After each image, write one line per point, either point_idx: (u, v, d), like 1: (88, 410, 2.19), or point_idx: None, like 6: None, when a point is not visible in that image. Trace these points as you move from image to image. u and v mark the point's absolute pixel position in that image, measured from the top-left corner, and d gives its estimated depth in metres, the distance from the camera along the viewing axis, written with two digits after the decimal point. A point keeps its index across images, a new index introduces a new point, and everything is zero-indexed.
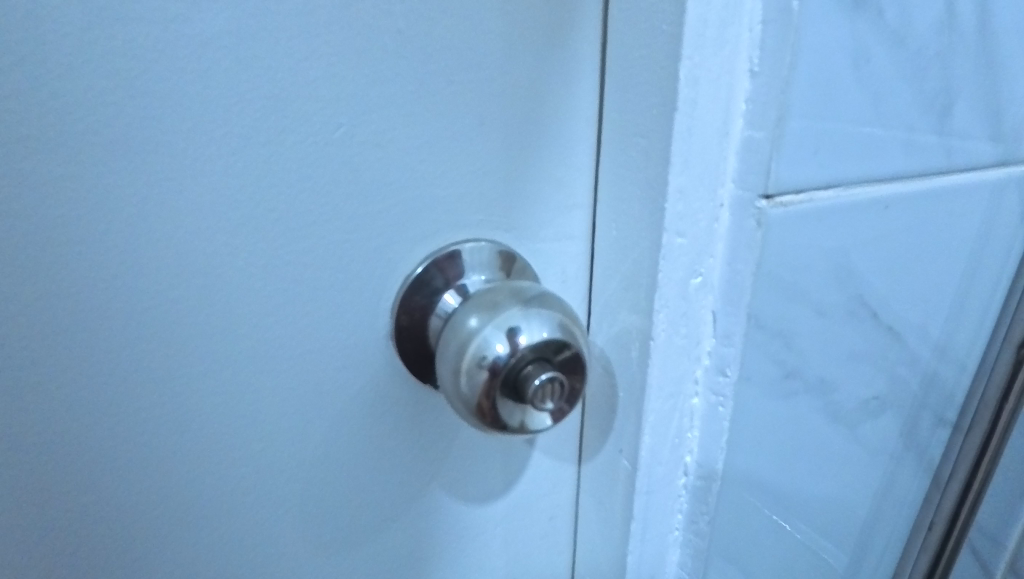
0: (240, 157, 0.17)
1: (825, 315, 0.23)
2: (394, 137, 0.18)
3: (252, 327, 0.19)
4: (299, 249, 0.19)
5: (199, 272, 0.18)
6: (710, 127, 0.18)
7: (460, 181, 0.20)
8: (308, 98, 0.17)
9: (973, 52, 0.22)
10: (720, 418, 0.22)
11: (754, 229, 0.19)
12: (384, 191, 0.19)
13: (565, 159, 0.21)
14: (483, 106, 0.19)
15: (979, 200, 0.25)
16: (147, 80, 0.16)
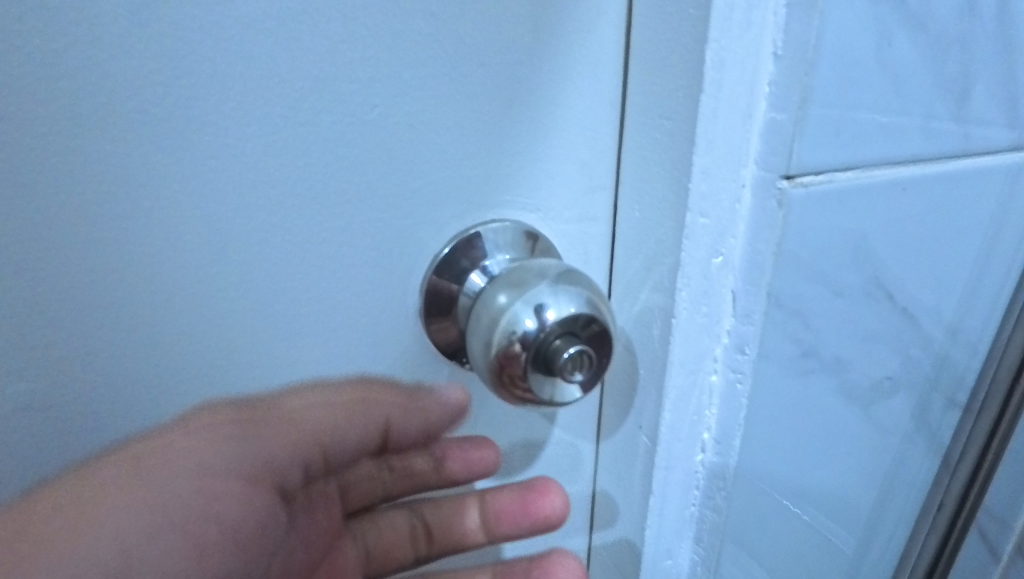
0: (280, 137, 0.18)
1: (843, 295, 0.23)
2: (425, 118, 0.19)
3: (289, 303, 0.20)
4: (334, 227, 0.19)
5: (239, 249, 0.18)
6: (735, 109, 0.18)
7: (487, 162, 0.20)
8: (345, 78, 0.18)
9: (993, 37, 0.22)
10: (738, 395, 0.23)
11: (776, 209, 0.20)
12: (415, 171, 0.19)
13: (589, 141, 0.21)
14: (510, 90, 0.20)
15: (995, 184, 0.25)
16: (193, 61, 0.16)
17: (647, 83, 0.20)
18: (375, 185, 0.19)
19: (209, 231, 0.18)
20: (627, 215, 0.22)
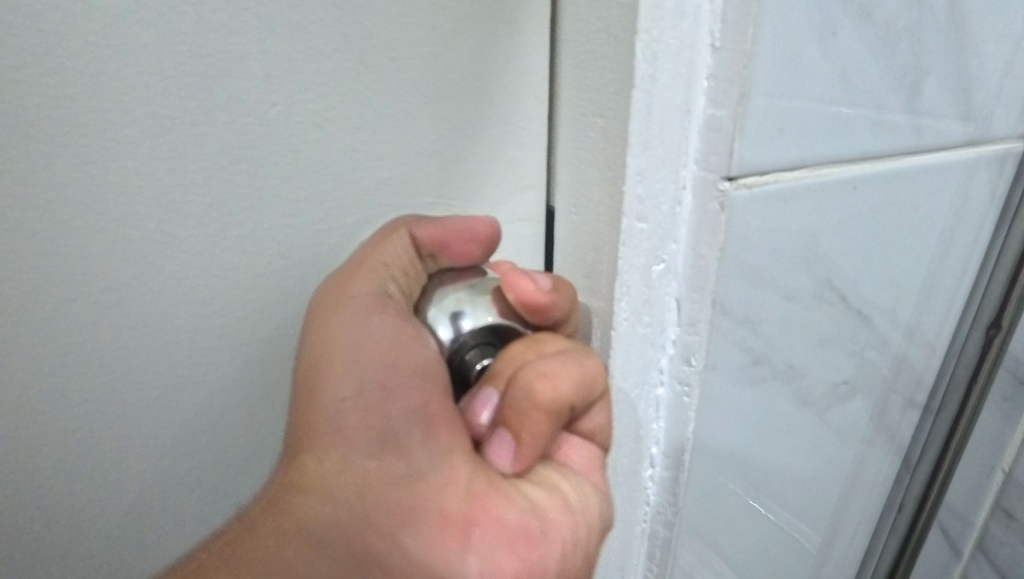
0: (165, 140, 0.16)
1: (795, 299, 0.22)
2: (347, 100, 0.17)
3: (187, 317, 0.18)
4: (235, 236, 0.18)
5: (124, 261, 0.17)
6: (670, 107, 0.17)
7: (406, 161, 0.19)
8: (239, 75, 0.16)
9: (943, 27, 0.21)
10: (686, 408, 0.21)
11: (718, 212, 0.18)
12: (324, 174, 0.18)
13: (517, 137, 0.20)
14: (439, 70, 0.18)
15: (947, 181, 0.25)
16: (55, 59, 0.15)
17: (580, 79, 0.18)
18: (289, 180, 0.18)
19: (105, 245, 0.17)
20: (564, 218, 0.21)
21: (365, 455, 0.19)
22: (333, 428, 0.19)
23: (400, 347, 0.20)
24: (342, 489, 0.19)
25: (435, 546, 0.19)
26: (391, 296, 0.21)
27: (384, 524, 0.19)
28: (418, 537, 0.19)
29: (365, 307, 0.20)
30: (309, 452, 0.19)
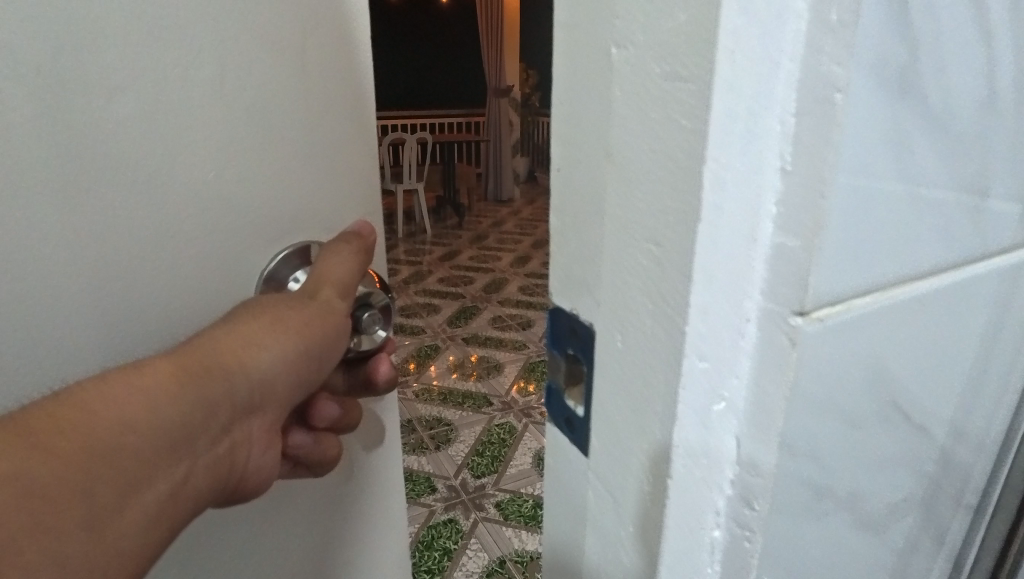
0: (150, 174, 0.25)
1: (861, 425, 0.20)
2: (256, 154, 0.28)
3: (138, 301, 0.26)
4: (182, 242, 0.27)
5: (114, 253, 0.25)
6: (730, 231, 0.15)
7: (289, 195, 0.29)
8: (199, 133, 0.26)
9: (1007, 127, 0.19)
10: (747, 555, 0.19)
11: (788, 347, 0.16)
12: (243, 203, 0.28)
13: (350, 184, 0.32)
14: (326, 140, 0.30)
15: (1002, 283, 0.23)
16: (88, 118, 0.23)
17: (618, 193, 0.17)
18: (218, 206, 0.27)
19: (102, 239, 0.25)
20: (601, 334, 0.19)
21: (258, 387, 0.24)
22: (251, 359, 0.24)
23: (335, 351, 0.28)
24: (232, 399, 0.23)
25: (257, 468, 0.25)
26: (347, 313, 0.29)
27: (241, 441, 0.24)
28: (262, 434, 0.25)
29: (338, 324, 0.28)
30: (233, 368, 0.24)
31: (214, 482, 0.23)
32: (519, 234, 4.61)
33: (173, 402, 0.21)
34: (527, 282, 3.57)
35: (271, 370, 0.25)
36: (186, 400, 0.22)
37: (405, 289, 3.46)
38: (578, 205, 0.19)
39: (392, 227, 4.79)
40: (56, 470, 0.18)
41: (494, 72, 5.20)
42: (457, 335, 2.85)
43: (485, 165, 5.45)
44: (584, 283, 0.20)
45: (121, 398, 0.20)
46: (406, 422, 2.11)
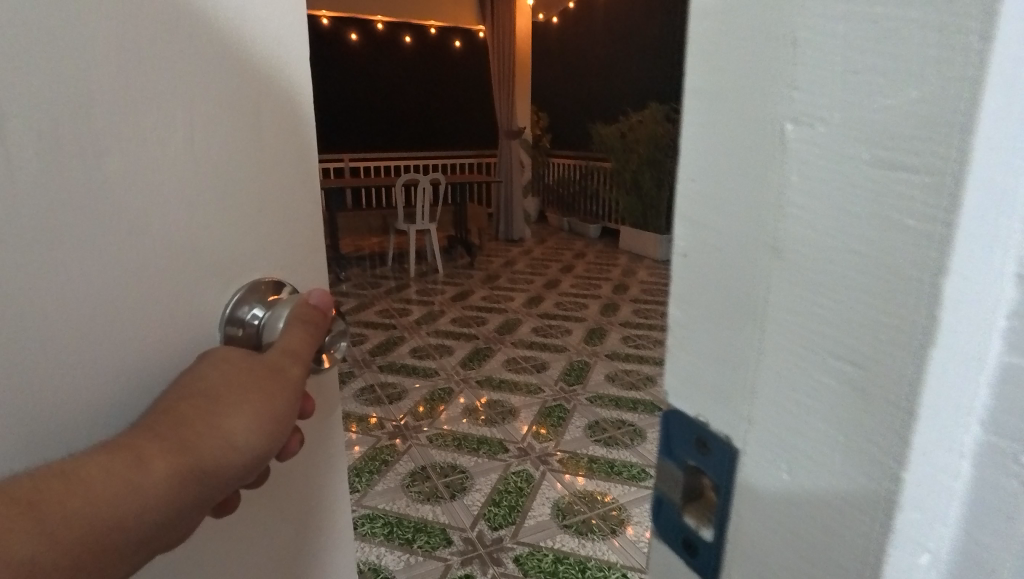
0: (120, 213, 0.41)
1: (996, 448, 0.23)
2: (185, 202, 0.45)
3: (110, 312, 0.42)
4: (138, 268, 0.43)
5: (101, 270, 0.41)
6: (964, 256, 0.21)
7: (211, 238, 0.47)
8: (146, 186, 0.42)
9: None
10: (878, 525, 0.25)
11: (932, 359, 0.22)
12: (183, 249, 0.45)
13: (250, 233, 0.50)
14: (231, 197, 0.48)
15: None
16: (80, 172, 0.39)
17: (815, 246, 0.24)
18: (166, 244, 0.44)
19: (89, 258, 0.40)
20: (810, 363, 0.25)
21: (236, 427, 0.41)
22: (223, 414, 0.41)
23: (287, 394, 0.45)
24: (213, 438, 0.40)
25: (242, 476, 0.41)
26: (290, 371, 0.46)
27: (227, 463, 0.40)
28: (245, 459, 0.41)
29: (285, 378, 0.45)
30: (204, 420, 0.40)
31: (209, 487, 0.39)
32: (531, 273, 4.61)
33: (169, 450, 0.38)
34: (540, 323, 3.56)
35: (244, 416, 0.42)
36: (176, 447, 0.38)
37: (418, 330, 3.46)
38: (777, 270, 0.26)
39: (405, 266, 4.81)
40: (98, 491, 0.35)
41: (506, 113, 5.25)
42: (471, 377, 2.84)
43: (496, 205, 5.50)
44: (779, 328, 0.26)
45: (136, 456, 0.37)
46: (421, 469, 2.08)
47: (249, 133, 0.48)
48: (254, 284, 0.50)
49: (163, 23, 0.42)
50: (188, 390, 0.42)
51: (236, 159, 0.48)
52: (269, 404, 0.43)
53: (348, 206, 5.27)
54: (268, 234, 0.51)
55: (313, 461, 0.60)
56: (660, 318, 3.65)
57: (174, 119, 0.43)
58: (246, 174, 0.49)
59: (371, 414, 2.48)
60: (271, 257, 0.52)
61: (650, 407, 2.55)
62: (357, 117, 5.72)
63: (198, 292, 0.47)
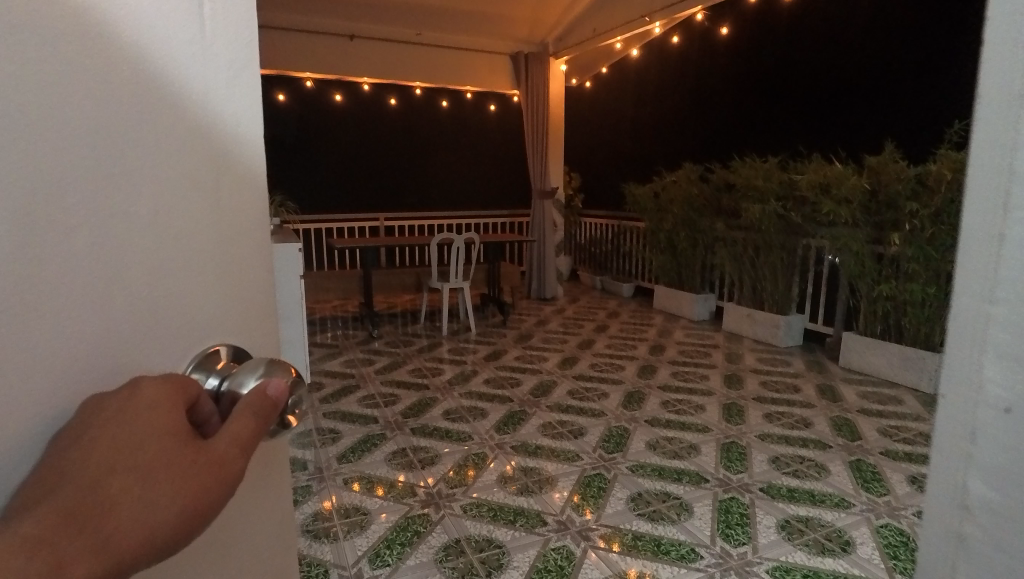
0: (96, 263, 0.36)
1: None
2: (157, 250, 0.40)
3: (68, 381, 0.35)
4: (104, 326, 0.37)
5: (68, 328, 0.35)
6: None
7: (178, 291, 0.42)
8: (121, 232, 0.38)
9: None
10: None
11: None
12: (150, 303, 0.40)
13: (216, 284, 0.45)
14: (201, 246, 0.43)
15: None
16: (57, 215, 0.34)
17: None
18: (135, 299, 0.39)
19: (57, 318, 0.34)
20: None
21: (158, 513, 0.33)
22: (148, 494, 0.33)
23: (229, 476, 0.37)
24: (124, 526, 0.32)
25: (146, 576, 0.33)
26: (237, 448, 0.38)
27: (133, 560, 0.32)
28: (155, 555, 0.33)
29: (231, 456, 0.37)
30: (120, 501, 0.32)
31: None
32: (564, 333, 4.52)
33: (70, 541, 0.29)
34: (576, 386, 3.45)
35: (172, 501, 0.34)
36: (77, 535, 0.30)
37: (451, 391, 3.38)
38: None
39: (437, 325, 4.77)
40: None
41: (540, 173, 5.29)
42: (506, 442, 2.73)
43: (529, 264, 5.48)
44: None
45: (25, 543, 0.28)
46: (455, 542, 1.97)
47: (221, 179, 0.44)
48: (207, 354, 0.44)
49: (137, 70, 0.38)
50: (105, 460, 0.33)
51: (208, 206, 0.44)
52: (204, 489, 0.35)
53: (382, 264, 5.31)
54: (231, 286, 0.46)
55: (281, 523, 0.54)
56: (699, 381, 3.51)
57: (148, 158, 0.39)
58: (218, 222, 0.45)
59: (402, 480, 2.39)
60: (226, 326, 0.46)
61: (695, 478, 2.41)
62: (394, 178, 5.83)
63: (150, 365, 0.40)
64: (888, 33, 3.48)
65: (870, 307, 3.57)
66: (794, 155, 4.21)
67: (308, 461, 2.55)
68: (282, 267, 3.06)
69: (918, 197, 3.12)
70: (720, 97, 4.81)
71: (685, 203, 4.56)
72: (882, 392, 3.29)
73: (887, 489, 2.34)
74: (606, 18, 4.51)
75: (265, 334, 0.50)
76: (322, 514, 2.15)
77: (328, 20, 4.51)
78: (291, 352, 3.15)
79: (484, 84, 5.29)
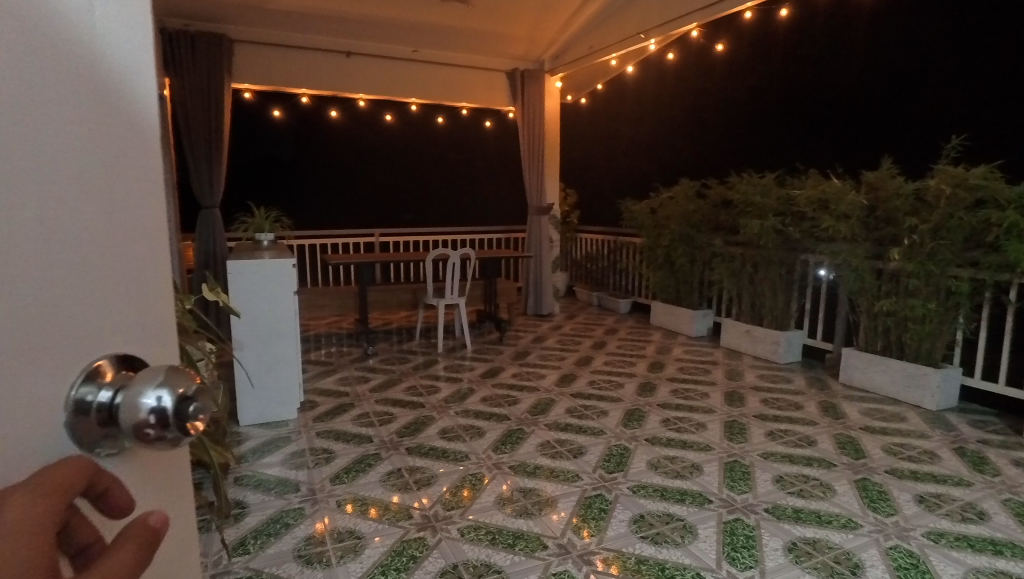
0: None
1: None
2: (46, 257, 0.39)
3: None
4: None
5: None
6: None
7: (69, 299, 0.40)
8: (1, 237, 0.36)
9: None
10: None
11: None
12: (38, 312, 0.38)
13: (112, 291, 0.44)
14: (96, 251, 0.42)
15: None
16: None
17: None
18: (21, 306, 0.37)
19: None
20: None
21: None
22: None
23: None
24: None
25: None
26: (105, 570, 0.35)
27: None
28: None
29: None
30: None
31: None
32: (562, 350, 4.46)
33: None
34: (575, 404, 3.39)
35: None
36: None
37: (448, 409, 3.31)
38: None
39: (433, 342, 4.71)
40: None
41: (536, 190, 5.27)
42: (503, 462, 2.66)
43: (526, 280, 5.44)
44: None
45: None
46: (452, 567, 1.90)
47: (115, 182, 0.43)
48: (92, 367, 0.42)
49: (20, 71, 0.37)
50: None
51: (102, 213, 0.42)
52: None
53: (378, 281, 5.26)
54: (126, 293, 0.45)
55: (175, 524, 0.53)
56: (700, 399, 3.45)
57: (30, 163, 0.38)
58: (115, 226, 0.43)
59: (397, 502, 2.31)
60: (120, 335, 0.44)
61: (699, 499, 2.35)
62: (390, 194, 5.80)
63: (35, 378, 0.38)
64: (884, 50, 3.50)
65: (871, 323, 3.53)
66: (792, 171, 4.20)
67: (300, 483, 2.47)
68: (275, 284, 3.00)
69: (918, 212, 3.11)
70: (717, 114, 4.82)
71: (683, 219, 4.54)
72: (884, 409, 3.24)
73: (895, 509, 2.28)
74: (602, 35, 4.53)
75: (159, 336, 0.48)
76: (315, 538, 2.07)
77: (325, 36, 4.51)
78: (284, 370, 3.08)
79: (481, 100, 5.29)
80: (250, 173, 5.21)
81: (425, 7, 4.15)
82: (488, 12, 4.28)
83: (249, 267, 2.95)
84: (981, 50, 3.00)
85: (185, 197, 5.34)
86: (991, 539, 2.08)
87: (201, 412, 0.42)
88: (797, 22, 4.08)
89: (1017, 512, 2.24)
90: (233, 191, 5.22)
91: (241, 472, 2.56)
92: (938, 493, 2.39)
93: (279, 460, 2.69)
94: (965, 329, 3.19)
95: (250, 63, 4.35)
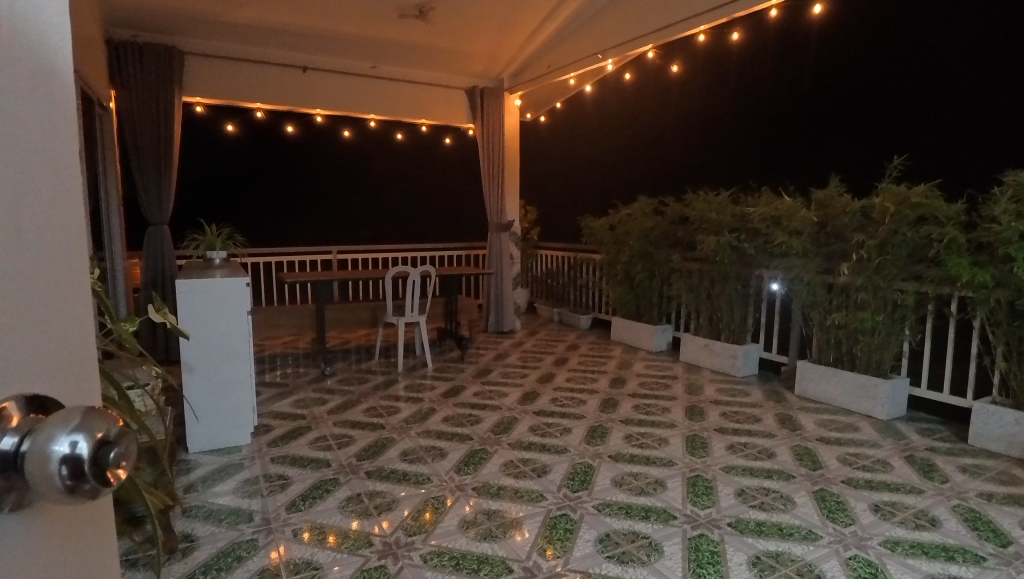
0: None
1: None
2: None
3: None
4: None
5: None
6: None
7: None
8: None
9: None
10: None
11: None
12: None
13: (9, 327, 0.44)
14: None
15: None
16: None
17: None
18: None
19: None
20: None
21: None
22: None
23: None
24: None
25: None
26: None
27: None
28: None
29: None
30: None
31: None
32: (524, 367, 4.44)
33: None
34: (538, 422, 3.36)
35: None
36: None
37: (409, 430, 3.23)
38: None
39: (393, 361, 4.62)
40: None
41: (496, 207, 5.26)
42: (466, 484, 2.60)
43: (487, 297, 5.41)
44: None
45: None
46: None
47: (7, 221, 0.44)
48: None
49: None
50: None
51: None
52: None
53: (336, 299, 5.15)
54: (19, 333, 0.45)
55: (94, 545, 0.54)
56: (661, 414, 3.47)
57: None
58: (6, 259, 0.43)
59: (357, 528, 2.23)
60: (21, 373, 0.45)
61: (664, 515, 2.34)
62: (349, 210, 5.71)
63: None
64: (831, 75, 3.65)
65: (824, 336, 3.63)
66: (745, 188, 4.31)
67: (254, 512, 2.35)
68: (227, 303, 2.88)
69: (865, 229, 3.22)
70: (673, 133, 4.93)
71: (642, 235, 4.60)
72: (838, 419, 3.32)
73: (852, 519, 2.32)
74: (560, 55, 4.59)
75: (51, 371, 0.48)
76: (269, 570, 1.97)
77: (281, 50, 4.43)
78: (237, 393, 2.96)
79: (441, 117, 5.27)
80: (203, 189, 5.09)
81: (383, 23, 4.13)
82: (448, 29, 4.29)
83: (199, 286, 2.82)
84: (923, 75, 3.15)
85: (132, 213, 5.15)
86: (944, 545, 2.13)
87: (122, 457, 0.44)
88: (748, 46, 4.21)
89: (965, 518, 2.31)
90: (184, 207, 5.06)
91: (189, 502, 2.42)
92: (892, 501, 2.45)
93: (231, 488, 2.56)
94: (912, 341, 3.30)
95: (202, 76, 4.23)
